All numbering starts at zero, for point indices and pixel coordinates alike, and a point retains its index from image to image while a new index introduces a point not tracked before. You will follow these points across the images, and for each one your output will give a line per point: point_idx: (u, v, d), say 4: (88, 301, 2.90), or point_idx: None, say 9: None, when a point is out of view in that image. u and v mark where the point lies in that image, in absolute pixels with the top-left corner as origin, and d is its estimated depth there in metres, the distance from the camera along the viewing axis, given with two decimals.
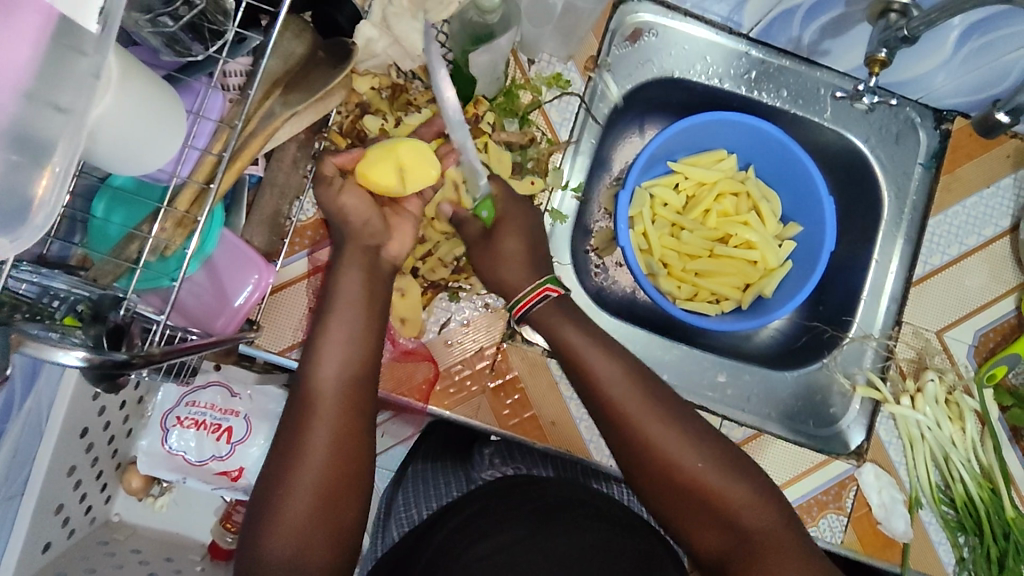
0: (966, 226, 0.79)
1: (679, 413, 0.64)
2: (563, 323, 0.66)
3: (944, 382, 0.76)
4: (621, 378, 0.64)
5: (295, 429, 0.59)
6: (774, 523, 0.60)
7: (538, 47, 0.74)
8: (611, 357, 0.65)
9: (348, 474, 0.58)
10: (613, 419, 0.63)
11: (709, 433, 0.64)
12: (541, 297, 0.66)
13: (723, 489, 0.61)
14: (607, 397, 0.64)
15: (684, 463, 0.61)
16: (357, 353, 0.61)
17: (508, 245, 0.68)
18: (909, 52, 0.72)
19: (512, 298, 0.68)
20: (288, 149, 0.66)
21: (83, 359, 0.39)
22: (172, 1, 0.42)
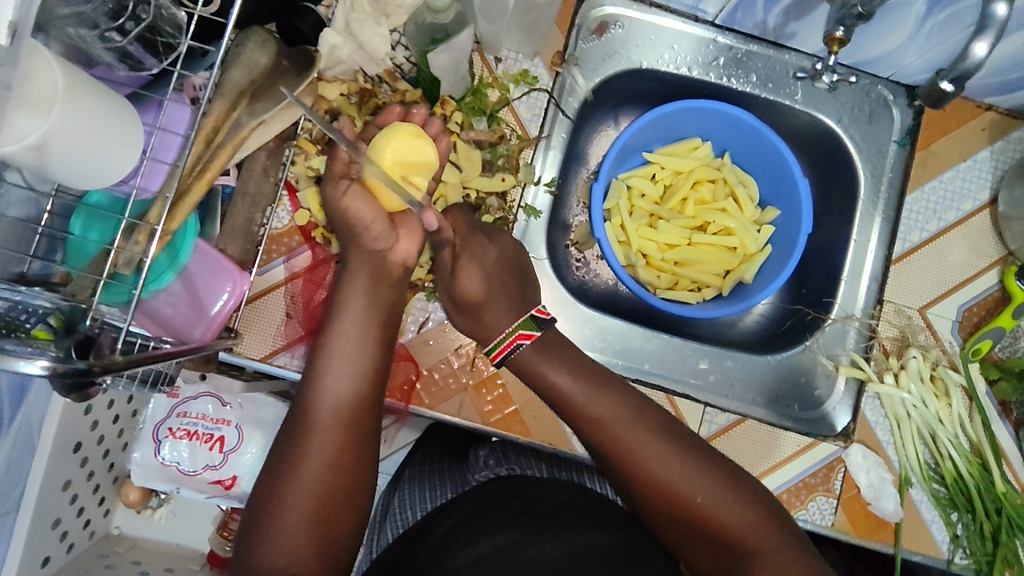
0: (944, 202, 0.79)
1: (673, 434, 0.65)
2: (542, 359, 0.67)
3: (928, 359, 0.76)
4: (608, 407, 0.65)
5: (289, 452, 0.59)
6: (777, 540, 0.60)
7: (502, 45, 0.74)
8: (597, 386, 0.66)
9: (344, 492, 0.59)
10: (604, 445, 0.64)
11: (706, 451, 0.64)
12: (514, 347, 0.67)
13: (724, 510, 0.60)
14: (599, 424, 0.64)
15: (680, 486, 0.61)
16: (358, 376, 0.62)
17: (475, 270, 0.68)
18: (873, 29, 0.72)
19: (489, 343, 0.68)
20: (258, 159, 0.67)
21: (46, 368, 0.40)
22: (120, 16, 0.43)
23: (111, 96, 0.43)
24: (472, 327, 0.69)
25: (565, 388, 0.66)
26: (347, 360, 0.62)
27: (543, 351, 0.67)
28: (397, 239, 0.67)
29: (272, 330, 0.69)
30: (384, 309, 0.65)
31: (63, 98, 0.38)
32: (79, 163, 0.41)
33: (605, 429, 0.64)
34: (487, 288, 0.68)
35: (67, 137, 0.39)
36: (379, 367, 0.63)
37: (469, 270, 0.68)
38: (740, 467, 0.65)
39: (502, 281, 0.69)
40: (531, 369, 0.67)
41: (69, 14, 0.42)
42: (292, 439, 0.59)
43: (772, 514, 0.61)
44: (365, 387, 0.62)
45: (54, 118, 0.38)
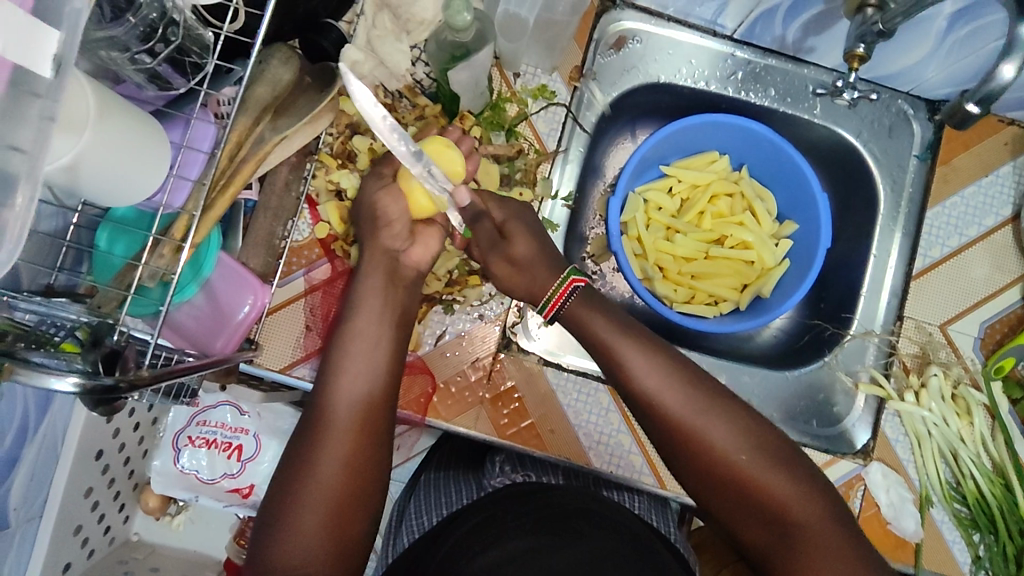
0: (966, 217, 0.78)
1: (724, 399, 0.62)
2: (596, 316, 0.65)
3: (949, 377, 0.75)
4: (660, 367, 0.62)
5: (306, 441, 0.59)
6: (820, 516, 0.58)
7: (521, 60, 0.75)
8: (645, 345, 0.63)
9: (358, 490, 0.58)
10: (650, 412, 0.62)
11: (755, 419, 0.61)
12: (571, 291, 0.66)
13: (769, 482, 0.59)
14: (643, 392, 0.62)
15: (724, 452, 0.59)
16: (371, 371, 0.62)
17: (523, 233, 0.68)
18: (895, 44, 0.71)
19: (541, 299, 0.67)
20: (280, 173, 0.68)
21: (75, 385, 0.40)
22: (150, 39, 0.43)
23: (139, 116, 0.44)
24: (522, 284, 0.68)
25: (612, 350, 0.63)
26: (360, 358, 0.63)
27: (592, 304, 0.66)
28: (414, 244, 0.67)
29: (290, 342, 0.70)
30: (399, 311, 0.66)
31: (94, 119, 0.39)
32: (110, 181, 0.42)
33: (649, 395, 0.61)
34: (534, 253, 0.68)
35: (97, 158, 0.40)
36: (392, 368, 0.64)
37: (518, 236, 0.68)
38: (789, 438, 0.63)
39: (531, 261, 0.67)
40: (584, 326, 0.65)
41: (101, 38, 0.42)
42: (313, 431, 0.60)
43: (818, 490, 0.60)
44: (380, 383, 0.62)
45: (85, 141, 0.39)
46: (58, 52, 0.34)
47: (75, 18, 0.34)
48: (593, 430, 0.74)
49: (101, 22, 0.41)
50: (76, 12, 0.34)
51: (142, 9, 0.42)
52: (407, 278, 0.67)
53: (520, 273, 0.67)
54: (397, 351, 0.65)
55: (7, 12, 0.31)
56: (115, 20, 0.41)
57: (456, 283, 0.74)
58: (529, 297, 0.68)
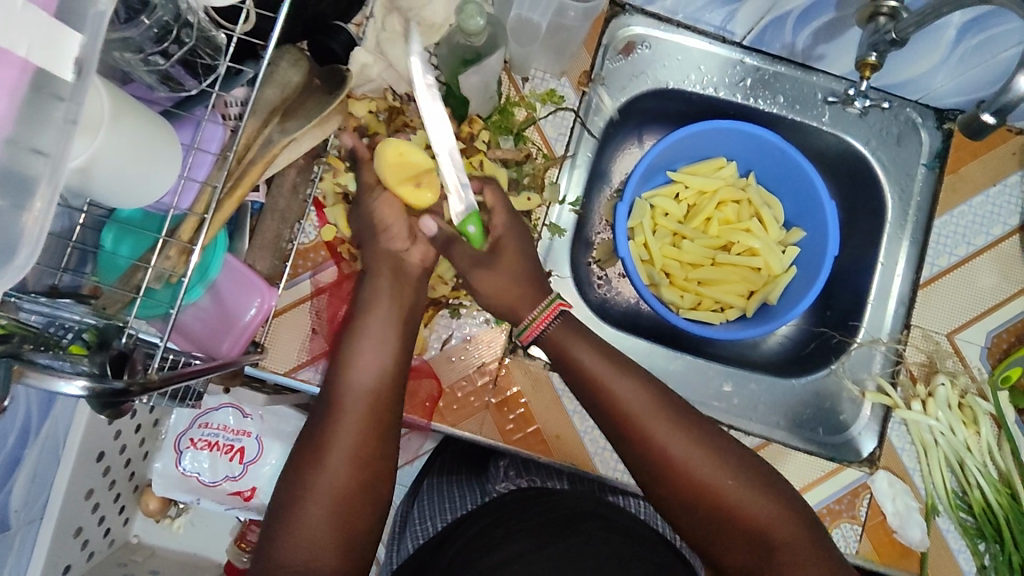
0: (974, 226, 0.78)
1: (697, 422, 0.62)
2: (575, 338, 0.65)
3: (956, 386, 0.75)
4: (638, 387, 0.62)
5: (314, 439, 0.59)
6: (801, 536, 0.57)
7: (531, 65, 0.75)
8: (622, 367, 0.63)
9: (363, 489, 0.58)
10: (630, 434, 0.61)
11: (729, 444, 0.61)
12: (553, 317, 0.65)
13: (748, 506, 0.58)
14: (620, 411, 0.61)
15: (698, 473, 0.59)
16: (379, 370, 0.62)
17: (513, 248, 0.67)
18: (906, 53, 0.71)
19: (519, 323, 0.66)
20: (289, 175, 0.67)
21: (84, 389, 0.40)
22: (164, 40, 0.43)
23: (151, 117, 0.43)
24: (502, 304, 0.66)
25: (591, 371, 0.63)
26: (365, 358, 0.62)
27: (572, 329, 0.65)
28: (414, 245, 0.66)
29: (296, 344, 0.70)
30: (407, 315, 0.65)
31: (109, 121, 0.39)
32: (122, 182, 0.42)
33: (628, 414, 0.61)
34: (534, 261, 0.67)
35: (111, 159, 0.40)
36: (401, 366, 0.63)
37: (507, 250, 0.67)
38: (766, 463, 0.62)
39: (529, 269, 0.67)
40: (561, 350, 0.65)
41: (116, 38, 0.42)
42: (317, 431, 0.59)
43: (797, 510, 0.59)
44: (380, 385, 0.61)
45: (99, 142, 0.39)
46: (78, 54, 0.33)
47: (98, 21, 0.34)
48: (599, 436, 0.73)
49: (116, 23, 0.41)
50: (99, 14, 0.34)
51: (157, 10, 0.41)
52: (414, 279, 0.67)
53: (507, 294, 0.66)
54: (406, 350, 0.64)
55: (31, 14, 0.31)
56: (130, 21, 0.41)
57: (463, 288, 0.72)
58: (509, 316, 0.67)
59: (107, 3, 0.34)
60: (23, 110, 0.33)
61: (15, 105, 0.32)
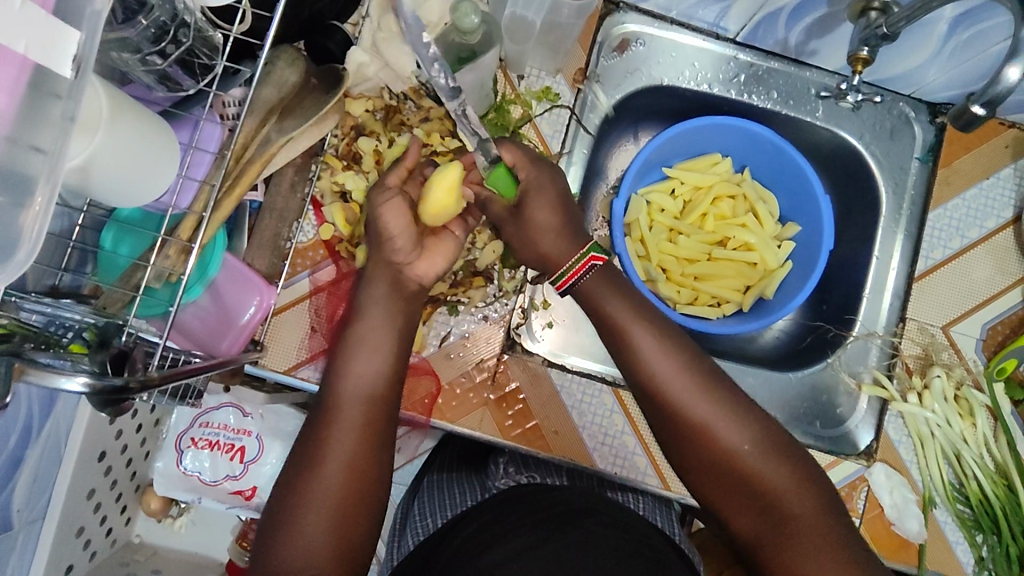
0: (968, 218, 0.78)
1: (724, 386, 0.62)
2: (609, 292, 0.65)
3: (951, 378, 0.75)
4: (667, 349, 0.62)
5: (310, 447, 0.59)
6: (816, 508, 0.57)
7: (526, 62, 0.75)
8: (655, 326, 0.63)
9: (357, 493, 0.58)
10: (653, 393, 0.61)
11: (755, 410, 0.61)
12: (588, 268, 0.65)
13: (765, 473, 0.58)
14: (647, 372, 0.62)
15: (718, 436, 0.59)
16: (373, 374, 0.62)
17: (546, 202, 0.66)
18: (898, 47, 0.72)
19: (556, 272, 0.66)
20: (285, 175, 0.68)
21: (84, 385, 0.40)
22: (162, 40, 0.44)
23: (146, 115, 0.43)
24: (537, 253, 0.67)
25: (623, 327, 0.63)
26: (360, 362, 0.62)
27: (607, 279, 0.66)
28: (421, 257, 0.67)
29: (295, 342, 0.70)
30: (404, 314, 0.65)
31: (106, 120, 0.40)
32: (122, 182, 0.42)
33: (655, 373, 0.61)
34: (532, 257, 0.67)
35: (109, 159, 0.40)
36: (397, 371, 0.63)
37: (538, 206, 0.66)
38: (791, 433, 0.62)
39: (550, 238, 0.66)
40: (595, 304, 0.65)
41: (113, 38, 0.42)
42: (311, 435, 0.60)
43: (815, 483, 0.59)
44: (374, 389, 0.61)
45: (97, 142, 0.39)
46: (77, 51, 0.34)
47: (95, 19, 0.35)
48: (597, 432, 0.74)
49: (113, 23, 0.41)
50: (96, 13, 0.34)
51: (154, 10, 0.42)
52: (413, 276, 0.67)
53: None
54: (401, 353, 0.64)
55: (27, 14, 0.31)
56: (126, 21, 0.41)
57: (460, 284, 0.73)
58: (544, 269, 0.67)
59: (104, 3, 0.35)
60: (22, 109, 0.33)
61: (14, 104, 0.32)
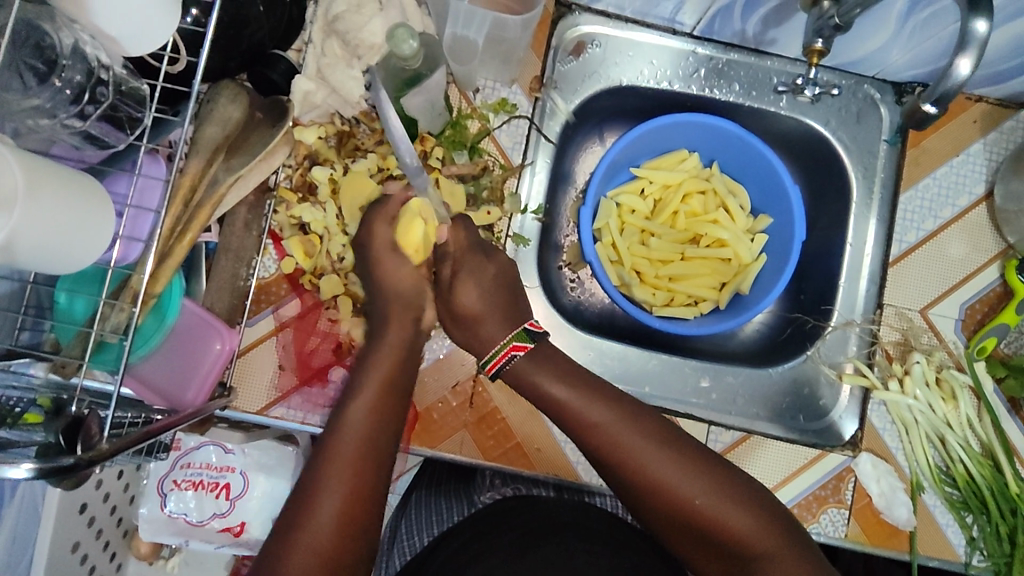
0: (939, 198, 0.77)
1: (674, 440, 0.60)
2: (541, 370, 0.63)
3: (932, 362, 0.75)
4: (608, 414, 0.60)
5: (303, 490, 0.52)
6: (781, 544, 0.57)
7: (477, 76, 0.73)
8: (593, 393, 0.62)
9: (360, 554, 0.52)
10: (608, 459, 0.60)
11: (708, 457, 0.60)
12: (509, 358, 0.64)
13: (729, 519, 0.57)
14: (597, 441, 0.60)
15: (678, 493, 0.57)
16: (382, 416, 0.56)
17: (473, 285, 0.65)
18: (854, 32, 0.70)
19: (485, 355, 0.65)
20: (240, 214, 0.66)
21: (31, 469, 0.39)
22: (79, 101, 0.42)
23: (72, 178, 0.42)
24: (467, 335, 0.66)
25: (561, 402, 0.62)
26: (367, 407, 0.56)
27: (535, 361, 0.64)
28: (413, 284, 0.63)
29: (265, 381, 0.68)
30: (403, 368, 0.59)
31: (24, 192, 0.38)
32: (52, 251, 0.41)
33: (601, 440, 0.60)
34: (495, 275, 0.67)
35: (32, 231, 0.39)
36: (397, 400, 0.58)
37: (466, 284, 0.65)
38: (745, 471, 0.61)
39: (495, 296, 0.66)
40: (529, 382, 0.64)
41: (28, 107, 0.40)
42: (306, 492, 0.52)
43: (778, 520, 0.58)
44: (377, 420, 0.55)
45: (17, 217, 0.37)
46: None
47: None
48: (580, 445, 0.73)
49: (25, 90, 0.40)
50: None
51: (67, 71, 0.41)
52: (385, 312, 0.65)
53: (478, 302, 0.65)
54: (402, 379, 0.59)
55: None
56: (41, 85, 0.40)
57: None
58: (472, 349, 0.67)
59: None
60: None
61: None
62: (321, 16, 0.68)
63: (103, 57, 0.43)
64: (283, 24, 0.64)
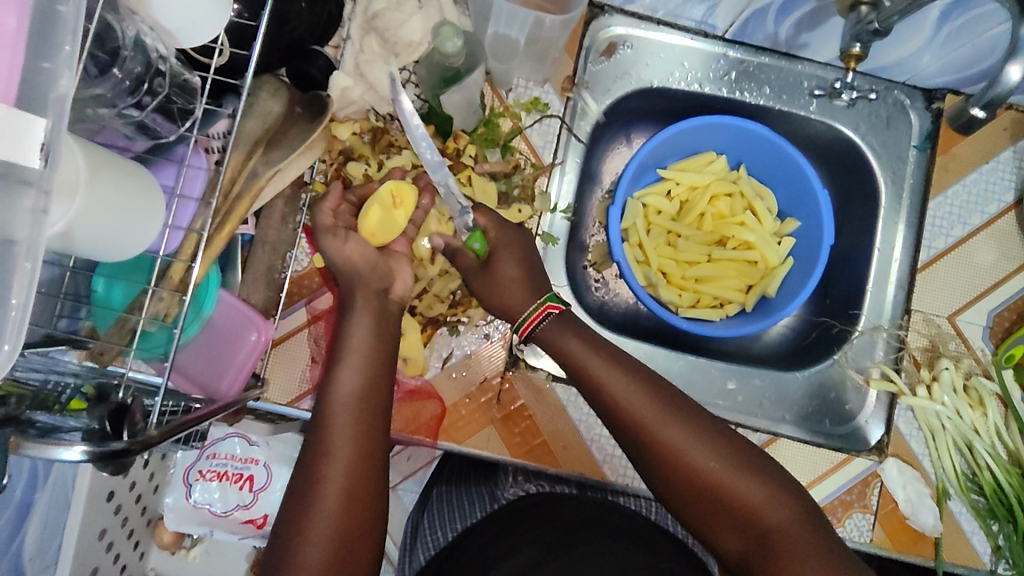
0: (969, 205, 0.77)
1: (689, 409, 0.61)
2: (566, 334, 0.64)
3: (960, 369, 0.74)
4: (625, 378, 0.61)
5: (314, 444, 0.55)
6: (793, 517, 0.56)
7: (513, 75, 0.74)
8: (612, 358, 0.63)
9: (363, 515, 0.54)
10: (621, 421, 0.60)
11: (723, 429, 0.60)
12: (544, 316, 0.65)
13: (740, 487, 0.57)
14: (613, 401, 0.61)
15: (690, 459, 0.58)
16: (373, 390, 0.58)
17: (512, 255, 0.67)
18: (889, 38, 0.70)
19: (517, 319, 0.66)
20: (276, 207, 0.67)
21: (84, 453, 0.40)
22: (138, 92, 0.43)
23: (127, 166, 0.43)
24: (498, 301, 0.66)
25: (581, 365, 0.63)
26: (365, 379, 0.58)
27: (566, 324, 0.65)
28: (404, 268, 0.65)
29: (296, 374, 0.69)
30: (383, 350, 0.61)
31: (86, 181, 0.39)
32: (107, 237, 0.41)
33: (614, 404, 0.61)
34: (525, 275, 0.66)
35: (90, 220, 0.39)
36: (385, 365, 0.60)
37: (505, 255, 0.66)
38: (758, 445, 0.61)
39: (513, 281, 0.66)
40: (556, 345, 0.65)
41: (90, 96, 0.41)
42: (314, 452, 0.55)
43: (790, 493, 0.58)
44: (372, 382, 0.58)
45: (78, 205, 0.38)
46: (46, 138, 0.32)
47: (61, 105, 0.33)
48: (606, 443, 0.73)
49: (88, 80, 0.41)
50: (62, 97, 0.32)
51: (128, 62, 0.41)
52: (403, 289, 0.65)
53: (504, 292, 0.66)
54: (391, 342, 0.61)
55: None
56: (102, 75, 0.41)
57: (460, 304, 0.73)
58: (504, 316, 0.67)
59: (69, 84, 0.33)
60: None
61: None
62: (360, 13, 0.68)
63: (162, 48, 0.43)
64: (323, 20, 0.65)
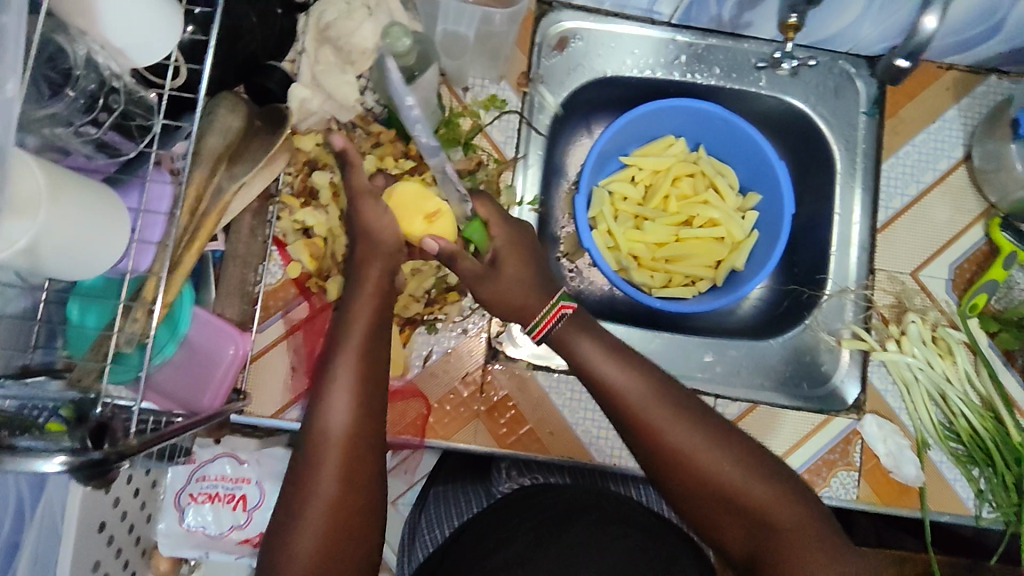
0: (920, 163, 0.80)
1: (701, 411, 0.60)
2: (578, 336, 0.62)
3: (927, 321, 0.77)
4: (639, 382, 0.59)
5: (304, 477, 0.54)
6: (795, 516, 0.58)
7: (468, 74, 0.76)
8: (625, 360, 0.61)
9: (355, 544, 0.54)
10: (634, 423, 0.59)
11: (734, 432, 0.60)
12: (558, 317, 0.62)
13: (751, 489, 0.58)
14: (625, 404, 0.59)
15: (703, 462, 0.57)
16: (365, 419, 0.55)
17: (518, 263, 0.64)
18: (822, 10, 0.73)
19: (530, 321, 0.63)
20: (244, 220, 0.68)
21: (63, 463, 0.40)
22: (93, 109, 0.45)
23: (89, 184, 0.43)
24: (507, 306, 0.64)
25: (591, 367, 0.60)
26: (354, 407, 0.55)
27: (582, 327, 0.63)
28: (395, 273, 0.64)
29: (278, 385, 0.70)
30: (371, 380, 0.56)
31: (47, 198, 0.39)
32: (72, 253, 0.42)
33: (626, 406, 0.59)
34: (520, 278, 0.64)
35: (55, 237, 0.40)
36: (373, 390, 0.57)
37: (509, 260, 0.63)
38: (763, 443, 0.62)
39: (519, 285, 0.63)
40: (564, 348, 0.62)
41: (45, 115, 0.43)
42: (306, 486, 0.53)
43: (794, 492, 0.59)
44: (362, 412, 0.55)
45: (41, 221, 0.39)
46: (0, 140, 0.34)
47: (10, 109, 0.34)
48: (591, 427, 0.74)
49: (41, 100, 0.42)
50: (10, 101, 0.34)
51: (81, 81, 0.43)
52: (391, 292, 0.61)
53: (512, 300, 0.63)
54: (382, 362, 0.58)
55: None
56: (55, 95, 0.42)
57: (436, 301, 0.73)
58: (517, 319, 0.64)
59: (16, 88, 0.34)
60: None
61: None
62: (312, 26, 0.70)
63: (115, 65, 0.44)
64: (274, 34, 0.66)
